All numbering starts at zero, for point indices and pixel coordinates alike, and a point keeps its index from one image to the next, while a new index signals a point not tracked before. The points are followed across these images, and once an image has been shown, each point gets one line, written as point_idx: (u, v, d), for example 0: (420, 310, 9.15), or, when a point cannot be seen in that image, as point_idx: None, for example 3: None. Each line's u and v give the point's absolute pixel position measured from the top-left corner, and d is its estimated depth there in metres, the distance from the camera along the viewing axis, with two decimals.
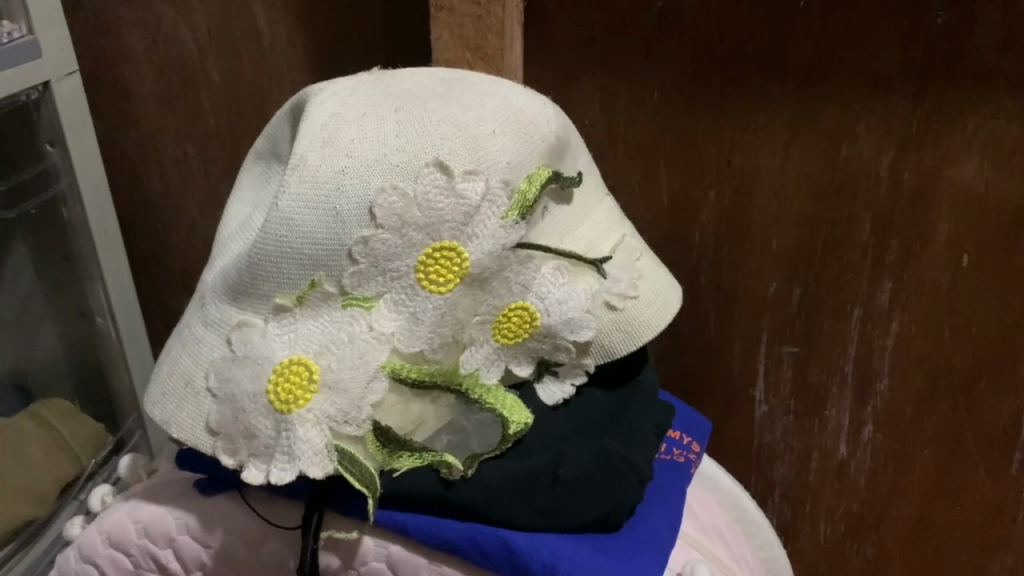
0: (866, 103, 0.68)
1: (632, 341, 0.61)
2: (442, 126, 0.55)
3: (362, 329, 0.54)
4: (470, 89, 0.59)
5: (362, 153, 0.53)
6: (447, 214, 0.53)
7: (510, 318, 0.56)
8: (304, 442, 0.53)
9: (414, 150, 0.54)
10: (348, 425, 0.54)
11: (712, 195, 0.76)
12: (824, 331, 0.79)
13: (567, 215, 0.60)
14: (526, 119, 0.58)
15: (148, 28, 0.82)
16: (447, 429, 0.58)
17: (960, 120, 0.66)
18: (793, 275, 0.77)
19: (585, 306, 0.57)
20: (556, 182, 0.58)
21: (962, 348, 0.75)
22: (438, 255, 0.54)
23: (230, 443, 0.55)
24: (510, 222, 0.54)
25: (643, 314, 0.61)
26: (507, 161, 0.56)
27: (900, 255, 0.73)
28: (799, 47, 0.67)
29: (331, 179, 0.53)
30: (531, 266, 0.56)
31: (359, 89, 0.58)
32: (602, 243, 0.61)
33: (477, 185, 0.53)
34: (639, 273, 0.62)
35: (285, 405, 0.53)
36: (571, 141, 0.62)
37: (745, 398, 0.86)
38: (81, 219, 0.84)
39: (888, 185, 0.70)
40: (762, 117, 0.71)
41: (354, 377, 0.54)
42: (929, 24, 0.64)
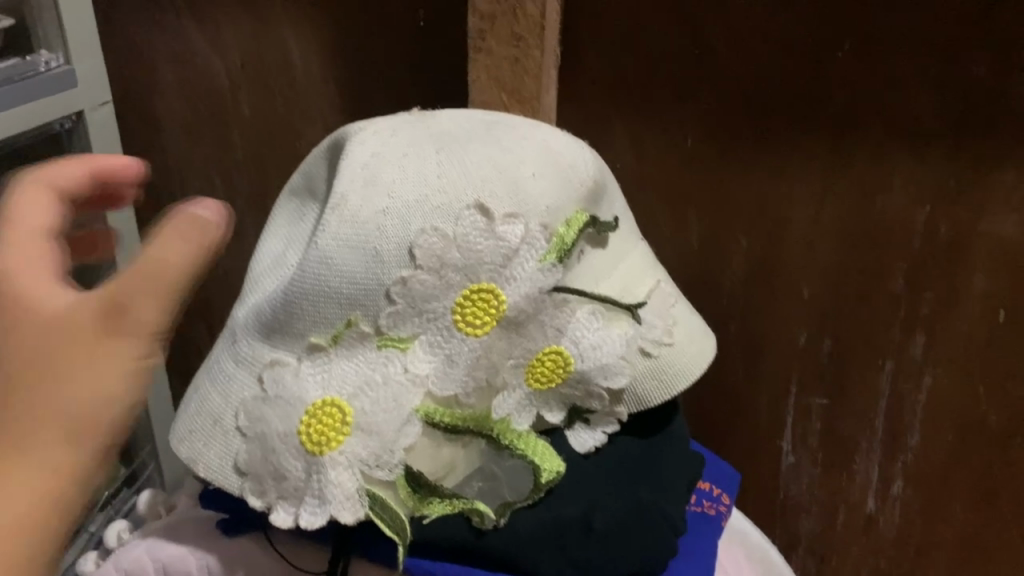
0: (901, 155, 0.67)
1: (664, 389, 0.59)
2: (483, 170, 0.54)
3: (396, 371, 0.53)
4: (510, 131, 0.58)
5: (403, 194, 0.53)
6: (486, 256, 0.53)
7: (544, 363, 0.55)
8: (336, 486, 0.52)
9: (455, 192, 0.53)
10: (379, 470, 0.53)
11: (744, 243, 0.75)
12: (854, 383, 0.78)
13: (600, 258, 0.59)
14: (565, 163, 0.58)
15: (180, 61, 0.82)
16: (477, 475, 0.56)
17: (997, 175, 0.66)
18: (824, 325, 0.76)
19: (620, 352, 0.56)
20: (593, 226, 0.57)
21: (995, 405, 0.74)
22: (473, 296, 0.53)
23: (259, 485, 0.54)
24: (548, 265, 0.53)
25: (678, 361, 0.60)
26: (547, 204, 0.55)
27: (934, 309, 0.72)
28: (835, 99, 0.67)
29: (372, 220, 0.53)
30: (566, 311, 0.55)
31: (399, 129, 0.58)
32: (636, 288, 0.60)
33: (517, 228, 0.53)
34: (673, 320, 0.61)
35: (317, 447, 0.52)
36: (608, 184, 0.61)
37: (771, 448, 0.84)
38: None
39: (923, 238, 0.70)
40: (795, 166, 0.70)
41: (387, 420, 0.53)
42: (969, 79, 0.63)
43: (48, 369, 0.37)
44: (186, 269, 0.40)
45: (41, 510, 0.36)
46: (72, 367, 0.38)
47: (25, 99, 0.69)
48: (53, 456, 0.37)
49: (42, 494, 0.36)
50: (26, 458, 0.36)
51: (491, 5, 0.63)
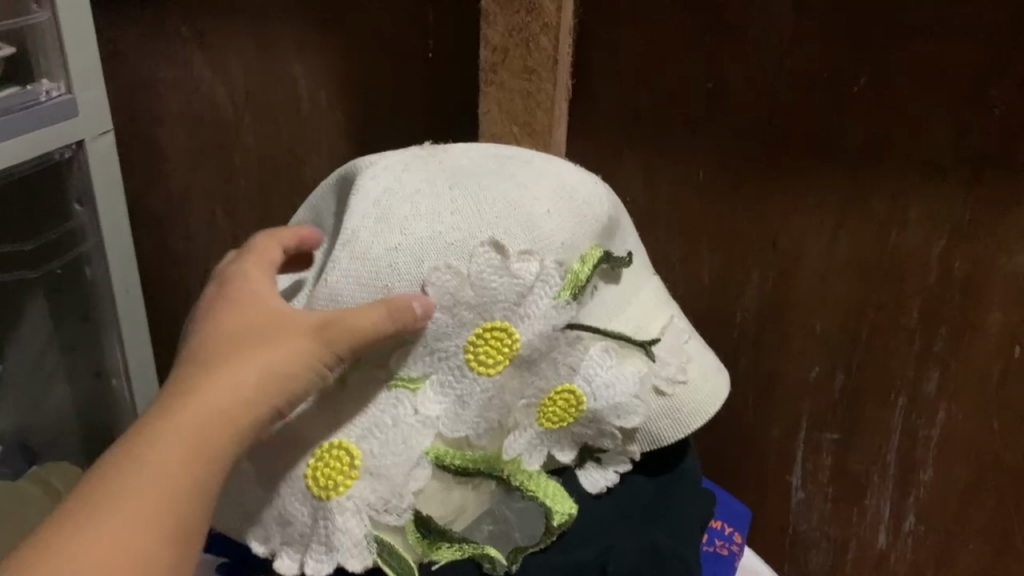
0: (917, 190, 0.66)
1: (678, 428, 0.57)
2: (497, 205, 0.53)
3: (407, 412, 0.52)
4: (524, 166, 0.57)
5: (415, 230, 0.52)
6: (500, 294, 0.51)
7: (556, 402, 0.53)
8: (343, 532, 0.50)
9: (469, 229, 0.52)
10: (388, 514, 0.51)
11: (755, 276, 0.74)
12: (866, 418, 0.77)
13: (615, 294, 0.58)
14: (579, 198, 0.56)
15: (184, 89, 0.81)
16: (489, 518, 0.55)
17: (1014, 211, 0.65)
18: (836, 360, 0.75)
19: (633, 391, 0.54)
20: (607, 262, 0.56)
21: (1011, 442, 0.73)
22: (486, 334, 0.52)
23: (262, 529, 0.53)
24: (562, 303, 0.52)
25: (693, 400, 0.58)
26: (562, 241, 0.53)
27: (949, 344, 0.71)
28: (850, 134, 0.66)
29: (384, 257, 0.51)
30: (579, 348, 0.53)
31: (411, 163, 0.56)
32: (650, 325, 0.58)
33: (531, 265, 0.51)
34: (688, 357, 0.59)
35: (323, 491, 0.50)
36: (621, 219, 0.59)
37: (781, 483, 0.83)
38: (103, 278, 0.82)
39: (938, 273, 0.69)
40: (808, 200, 0.69)
41: (395, 464, 0.51)
42: (986, 115, 0.62)
43: (230, 368, 0.43)
44: (376, 330, 0.45)
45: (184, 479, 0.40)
46: (252, 373, 0.43)
47: (22, 131, 0.67)
48: (213, 434, 0.41)
49: (184, 461, 0.40)
50: (192, 426, 0.41)
51: (506, 38, 0.62)
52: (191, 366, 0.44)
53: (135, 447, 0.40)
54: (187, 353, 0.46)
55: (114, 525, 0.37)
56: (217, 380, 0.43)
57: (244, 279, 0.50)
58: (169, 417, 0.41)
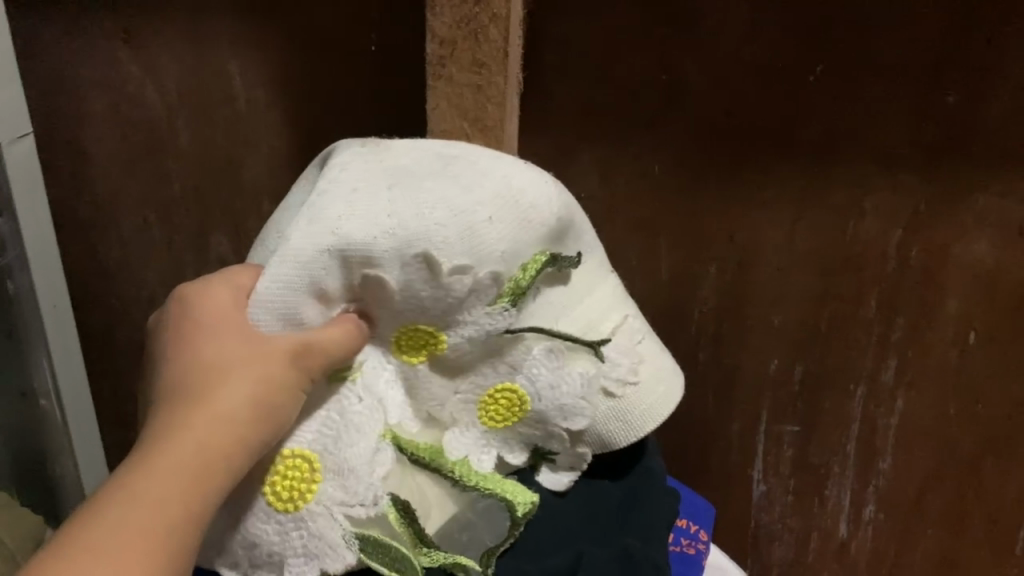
0: (874, 180, 0.66)
1: (630, 431, 0.54)
2: (437, 210, 0.48)
3: (353, 402, 0.49)
4: (469, 166, 0.51)
5: (348, 232, 0.46)
6: (429, 304, 0.48)
7: (497, 400, 0.52)
8: (319, 537, 0.47)
9: (404, 237, 0.47)
10: (359, 506, 0.48)
11: (714, 271, 0.73)
12: (827, 410, 0.76)
13: (564, 295, 0.53)
14: (525, 202, 0.50)
15: (109, 89, 0.76)
16: (457, 525, 0.51)
17: (968, 197, 0.65)
18: (796, 353, 0.74)
19: (579, 393, 0.51)
20: (553, 266, 0.51)
21: (968, 427, 0.73)
22: (415, 332, 0.50)
23: (227, 556, 0.48)
24: (500, 309, 0.49)
25: (645, 403, 0.54)
26: (503, 250, 0.49)
27: (907, 333, 0.71)
28: (805, 125, 0.65)
29: (316, 261, 0.46)
30: (520, 350, 0.51)
31: (351, 160, 0.51)
32: (602, 324, 0.54)
33: (465, 280, 0.48)
34: (642, 359, 0.55)
35: (285, 502, 0.46)
36: (575, 221, 0.54)
37: (743, 477, 0.82)
38: (28, 293, 0.77)
39: (896, 262, 0.69)
40: (767, 193, 0.69)
41: (356, 456, 0.48)
42: (940, 103, 0.62)
43: (214, 403, 0.43)
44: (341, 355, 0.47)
45: (177, 520, 0.39)
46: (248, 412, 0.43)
47: None
48: (207, 474, 0.41)
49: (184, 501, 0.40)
50: (190, 468, 0.40)
51: (453, 30, 0.59)
52: (172, 402, 0.43)
53: (123, 487, 0.39)
54: (163, 385, 0.45)
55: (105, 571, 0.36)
56: (202, 417, 0.42)
57: (200, 298, 0.47)
58: (158, 459, 0.40)
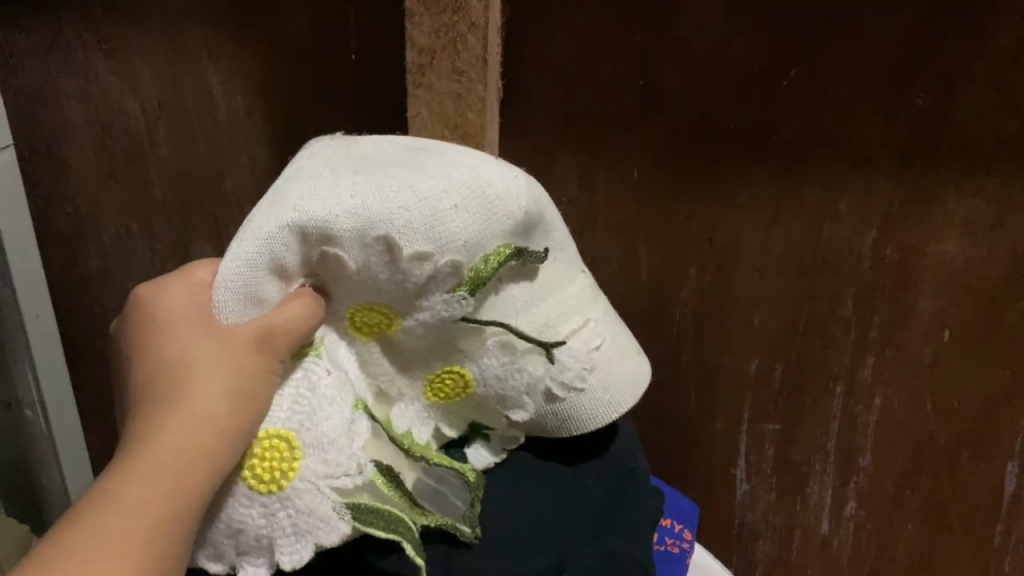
0: (849, 181, 0.67)
1: (562, 428, 0.56)
2: (403, 194, 0.46)
3: (322, 375, 0.48)
4: (437, 158, 0.50)
5: (310, 209, 0.45)
6: (386, 289, 0.47)
7: (442, 380, 0.52)
8: (309, 514, 0.45)
9: (363, 219, 0.45)
10: (343, 478, 0.46)
11: (693, 272, 0.74)
12: (806, 408, 0.78)
13: (527, 288, 0.52)
14: (493, 195, 0.48)
15: (89, 99, 0.76)
16: (426, 488, 0.52)
17: (940, 198, 0.66)
18: (775, 352, 0.76)
19: (523, 388, 0.52)
20: (517, 259, 0.49)
21: (945, 423, 0.74)
22: (371, 312, 0.49)
23: (215, 550, 0.46)
24: (457, 298, 0.47)
25: (587, 409, 0.55)
26: (466, 240, 0.47)
27: (884, 332, 0.72)
28: (780, 128, 0.66)
29: (276, 237, 0.45)
30: (474, 335, 0.51)
31: (322, 152, 0.51)
32: (559, 324, 0.53)
33: (423, 269, 0.46)
34: (597, 362, 0.54)
35: (265, 484, 0.45)
36: (545, 215, 0.52)
37: (726, 476, 0.83)
38: (10, 304, 0.77)
39: (871, 262, 0.70)
40: (743, 196, 0.70)
41: (334, 428, 0.46)
42: (911, 106, 0.63)
43: (192, 404, 0.43)
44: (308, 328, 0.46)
45: (159, 520, 0.40)
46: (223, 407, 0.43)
47: None
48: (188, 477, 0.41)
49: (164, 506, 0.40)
50: (171, 471, 0.41)
51: (433, 40, 0.59)
52: (151, 405, 0.44)
53: (103, 499, 0.40)
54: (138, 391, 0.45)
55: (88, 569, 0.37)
56: (181, 419, 0.43)
57: (160, 302, 0.48)
58: (140, 462, 0.41)
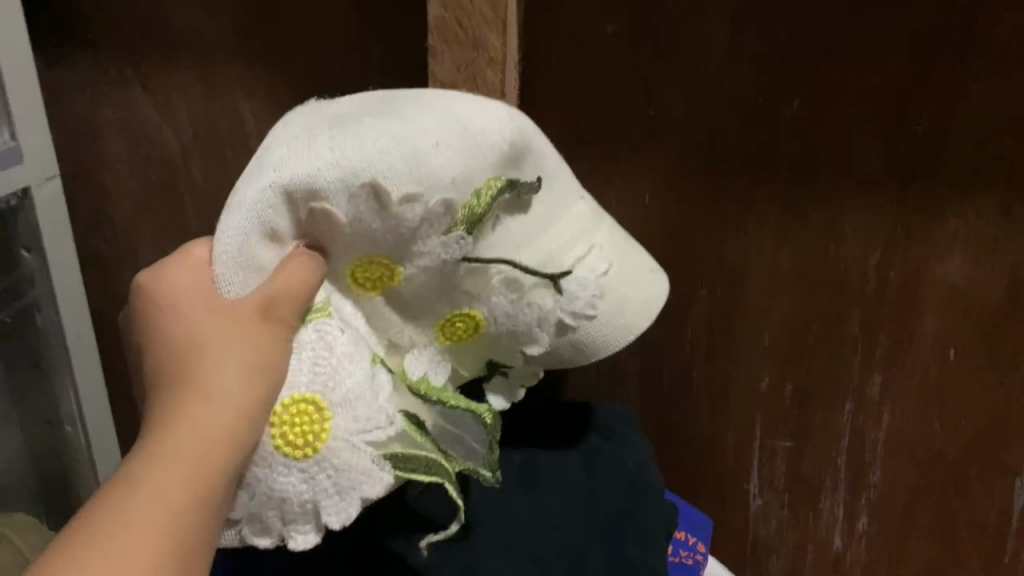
0: (852, 204, 0.70)
1: (581, 356, 0.57)
2: (380, 139, 0.49)
3: (337, 334, 0.50)
4: (410, 104, 0.53)
5: (290, 171, 0.48)
6: (382, 234, 0.50)
7: (453, 323, 0.55)
8: (349, 470, 0.49)
9: (347, 169, 0.48)
10: (375, 431, 0.50)
11: (704, 292, 0.77)
12: (816, 424, 0.80)
13: (526, 225, 0.54)
14: (469, 128, 0.51)
15: (129, 131, 0.81)
16: (447, 434, 0.54)
17: (941, 221, 0.69)
18: (784, 369, 0.78)
19: (534, 323, 0.54)
20: (510, 191, 0.52)
21: (952, 439, 0.76)
22: (370, 265, 0.51)
23: (261, 526, 0.49)
24: (455, 238, 0.50)
25: (602, 333, 0.56)
26: (451, 176, 0.50)
27: (890, 350, 0.74)
28: (785, 154, 0.69)
29: (263, 202, 0.48)
30: (477, 274, 0.53)
31: (298, 118, 0.54)
32: (563, 255, 0.55)
33: (415, 208, 0.49)
34: (605, 288, 0.56)
35: (301, 449, 0.48)
36: (531, 145, 0.54)
37: (739, 491, 0.85)
38: (54, 324, 0.81)
39: (875, 281, 0.72)
40: (751, 219, 0.73)
41: (358, 385, 0.50)
42: (910, 132, 0.66)
43: (206, 386, 0.44)
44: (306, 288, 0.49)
45: (188, 494, 0.41)
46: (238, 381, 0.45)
47: None
48: (211, 453, 0.42)
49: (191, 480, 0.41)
50: (193, 447, 0.42)
51: (454, 74, 0.63)
52: (166, 393, 0.45)
53: (128, 478, 0.40)
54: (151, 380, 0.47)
55: (123, 541, 0.38)
56: (199, 401, 0.44)
57: (169, 292, 0.49)
58: (160, 445, 0.42)
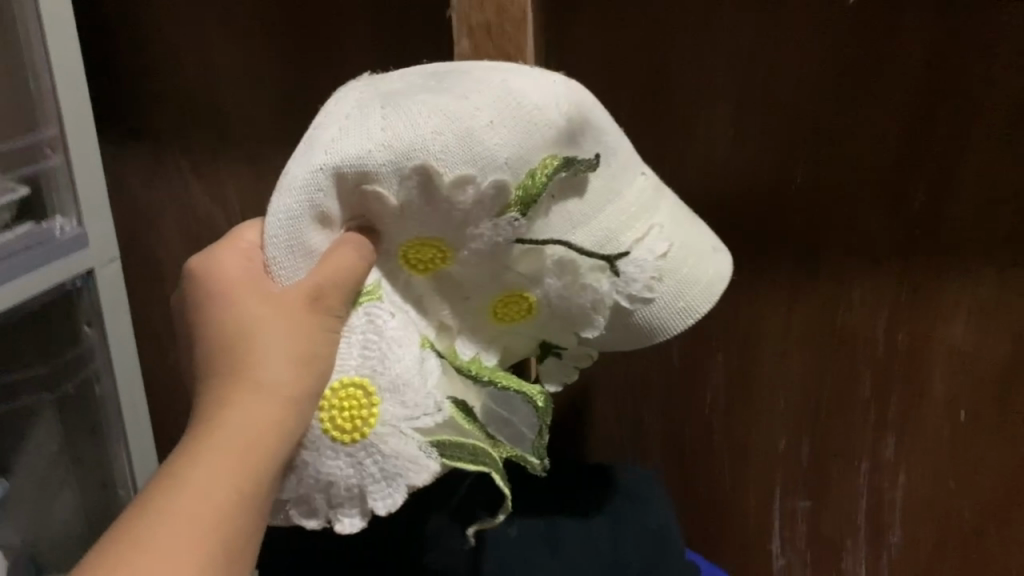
0: (858, 273, 0.74)
1: (636, 335, 0.59)
2: (432, 121, 0.50)
3: (387, 319, 0.52)
4: (462, 78, 0.52)
5: (341, 151, 0.49)
6: (435, 216, 0.51)
7: (507, 305, 0.56)
8: (396, 456, 0.51)
9: (399, 152, 0.49)
10: (423, 417, 0.51)
11: (721, 358, 0.81)
12: (834, 483, 0.82)
13: (583, 206, 0.54)
14: (524, 104, 0.51)
15: (183, 214, 0.88)
16: (493, 421, 0.56)
17: (943, 289, 0.72)
18: (801, 431, 0.81)
19: (588, 306, 0.55)
20: (567, 170, 0.52)
21: (968, 498, 0.78)
22: (424, 247, 0.53)
23: (309, 508, 0.52)
24: (509, 219, 0.51)
25: (660, 316, 0.57)
26: (506, 156, 0.50)
27: (901, 412, 0.77)
28: (792, 227, 0.74)
29: (312, 183, 0.49)
30: (533, 255, 0.54)
31: (348, 94, 0.54)
32: (622, 235, 0.55)
33: (468, 191, 0.50)
34: (664, 268, 0.56)
35: (351, 431, 0.50)
36: (590, 120, 0.53)
37: (763, 551, 0.88)
38: (110, 393, 0.87)
39: (884, 345, 0.76)
40: (762, 288, 0.77)
41: (407, 370, 0.51)
42: (909, 206, 0.70)
43: (256, 376, 0.46)
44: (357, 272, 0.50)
45: (240, 484, 0.43)
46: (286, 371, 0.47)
47: (23, 272, 0.73)
48: (259, 444, 0.45)
49: (237, 471, 0.44)
50: (242, 438, 0.45)
51: None
52: (218, 380, 0.47)
53: (175, 473, 0.43)
54: (202, 361, 0.49)
55: (179, 534, 0.40)
56: (246, 392, 0.46)
57: (216, 269, 0.50)
58: (209, 440, 0.44)
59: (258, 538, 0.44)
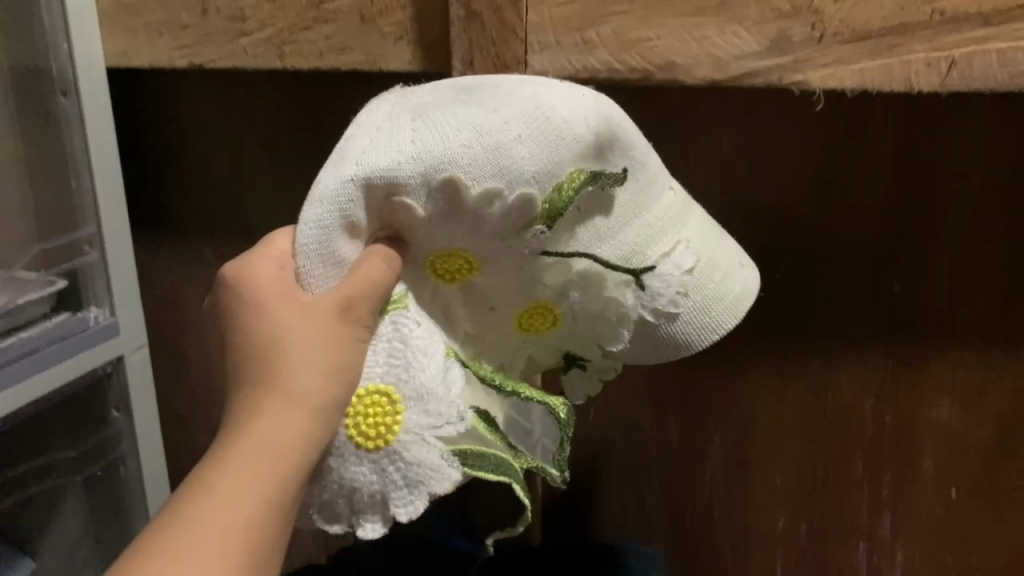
0: (844, 355, 0.77)
1: (660, 349, 0.62)
2: (462, 133, 0.53)
3: (413, 328, 0.55)
4: (492, 91, 0.55)
5: (373, 162, 0.52)
6: (464, 227, 0.54)
7: (534, 317, 0.60)
8: (419, 463, 0.54)
9: (429, 163, 0.52)
10: (446, 425, 0.54)
11: (717, 438, 0.84)
12: (833, 561, 0.84)
13: (610, 220, 0.57)
14: (550, 119, 0.54)
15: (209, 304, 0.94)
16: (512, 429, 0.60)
17: (927, 371, 0.75)
18: (799, 510, 0.83)
19: (611, 319, 0.59)
20: (593, 183, 0.55)
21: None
22: (452, 256, 0.56)
23: (332, 514, 0.55)
24: (536, 231, 0.54)
25: (684, 328, 0.60)
26: (533, 169, 0.53)
27: (894, 490, 0.79)
28: (779, 312, 0.78)
29: (344, 193, 0.52)
30: (559, 267, 0.57)
31: (380, 107, 0.57)
32: (648, 248, 0.58)
33: (495, 203, 0.53)
34: (689, 282, 0.59)
35: (377, 437, 0.53)
36: (617, 135, 0.56)
37: None
38: (134, 473, 0.92)
39: (873, 424, 0.78)
40: (754, 370, 0.81)
41: (432, 378, 0.54)
42: (888, 291, 0.74)
43: (285, 384, 0.50)
44: (385, 283, 0.53)
45: (270, 487, 0.47)
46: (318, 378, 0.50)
47: (59, 359, 0.78)
48: (289, 450, 0.48)
49: (268, 475, 0.47)
50: (273, 444, 0.48)
51: None
52: (251, 384, 0.51)
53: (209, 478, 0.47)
54: (236, 362, 0.52)
55: (211, 534, 0.45)
56: (276, 399, 0.49)
57: (249, 276, 0.53)
58: (241, 445, 0.48)
59: (285, 539, 0.48)
